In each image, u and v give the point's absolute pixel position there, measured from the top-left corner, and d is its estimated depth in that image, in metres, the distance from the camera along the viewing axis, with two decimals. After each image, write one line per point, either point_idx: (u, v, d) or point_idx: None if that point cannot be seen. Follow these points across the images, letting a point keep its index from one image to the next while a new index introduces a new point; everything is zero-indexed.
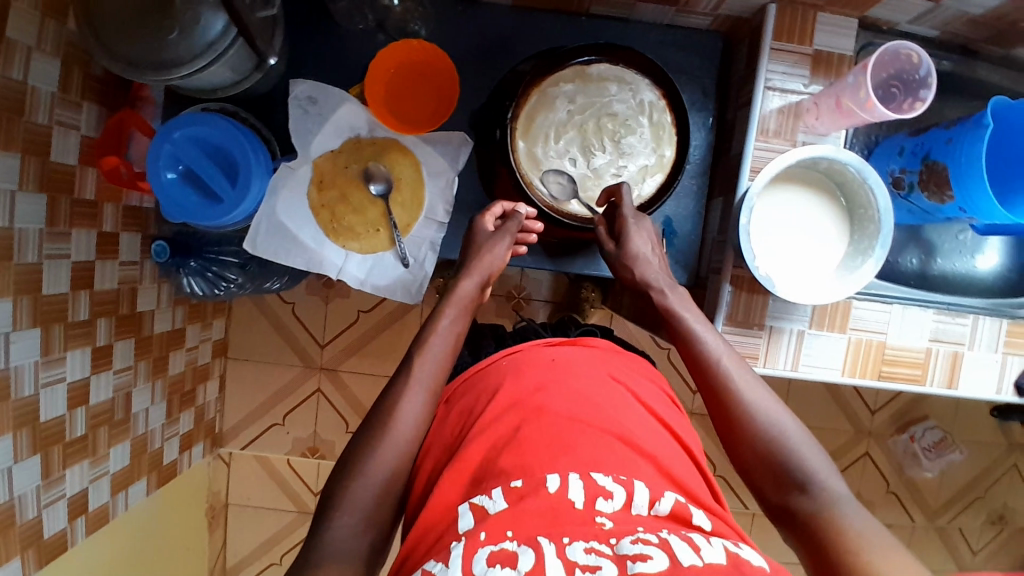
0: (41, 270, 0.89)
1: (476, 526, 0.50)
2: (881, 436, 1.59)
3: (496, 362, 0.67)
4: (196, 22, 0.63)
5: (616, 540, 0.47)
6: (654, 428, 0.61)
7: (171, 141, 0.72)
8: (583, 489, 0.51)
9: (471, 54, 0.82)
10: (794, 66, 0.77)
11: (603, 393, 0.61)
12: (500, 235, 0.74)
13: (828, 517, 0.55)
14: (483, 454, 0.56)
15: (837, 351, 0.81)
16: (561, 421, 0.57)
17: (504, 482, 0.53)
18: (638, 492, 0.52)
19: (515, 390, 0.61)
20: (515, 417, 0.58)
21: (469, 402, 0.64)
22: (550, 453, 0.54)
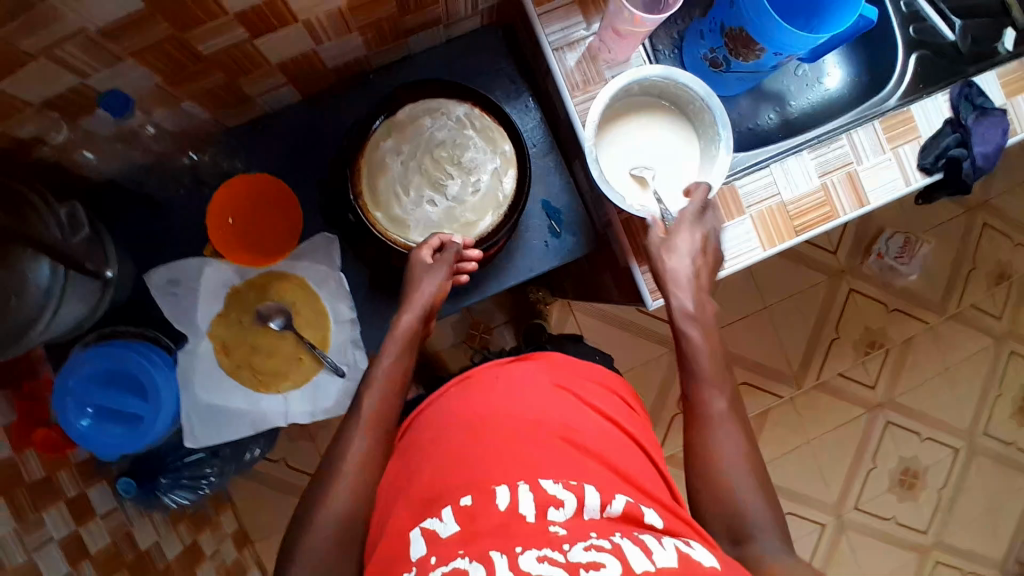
0: (34, 565, 0.84)
1: (428, 551, 0.54)
2: (855, 267, 1.61)
3: (445, 392, 0.74)
4: (25, 279, 0.64)
5: (568, 547, 0.51)
6: (603, 427, 0.69)
7: (71, 392, 0.72)
8: (535, 501, 0.56)
9: (293, 160, 0.83)
10: (567, 18, 0.79)
11: (551, 405, 0.68)
12: (437, 268, 0.73)
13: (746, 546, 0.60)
14: (435, 479, 0.61)
15: (746, 232, 0.83)
16: (518, 437, 0.63)
17: (456, 503, 0.57)
18: (589, 497, 0.58)
19: (467, 416, 0.67)
20: (470, 438, 0.64)
21: (426, 429, 0.69)
22: (500, 469, 0.60)
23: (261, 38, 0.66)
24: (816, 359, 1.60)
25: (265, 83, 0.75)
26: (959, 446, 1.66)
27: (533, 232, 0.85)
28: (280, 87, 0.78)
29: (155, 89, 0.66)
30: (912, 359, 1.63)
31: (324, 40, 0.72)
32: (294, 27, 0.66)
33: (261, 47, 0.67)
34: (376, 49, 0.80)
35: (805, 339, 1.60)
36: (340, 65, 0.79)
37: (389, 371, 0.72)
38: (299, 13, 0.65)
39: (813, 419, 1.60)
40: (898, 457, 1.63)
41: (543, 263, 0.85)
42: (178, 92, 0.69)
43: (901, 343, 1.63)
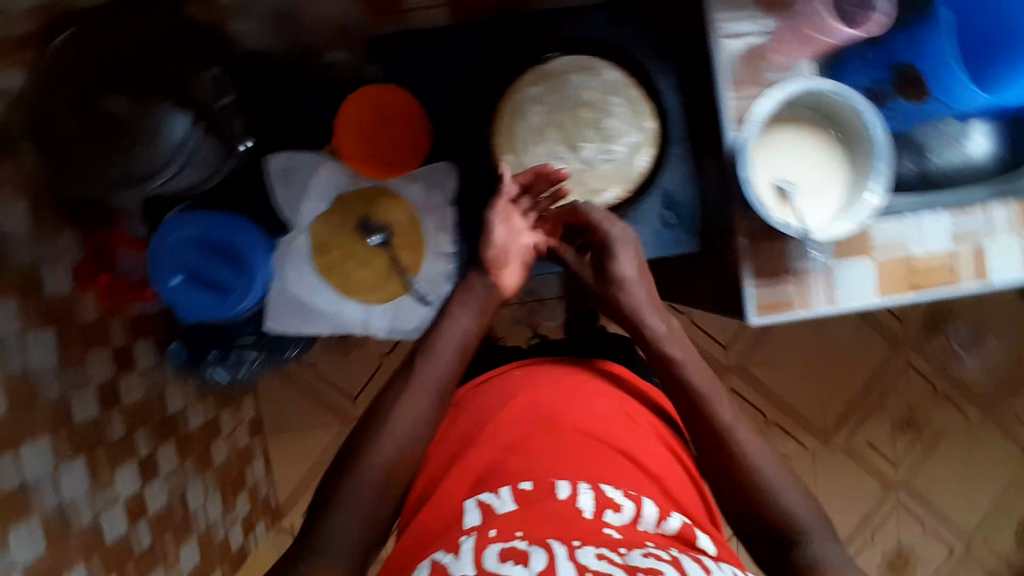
0: (70, 404, 0.89)
1: (484, 522, 0.59)
2: (917, 342, 1.57)
3: (507, 371, 0.76)
4: (161, 127, 0.61)
5: (624, 549, 0.54)
6: (660, 448, 0.70)
7: (167, 247, 0.73)
8: (592, 500, 0.60)
9: (431, 83, 0.81)
10: (746, 9, 0.74)
11: (614, 419, 0.70)
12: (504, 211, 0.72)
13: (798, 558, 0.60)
14: (494, 457, 0.66)
15: (863, 276, 0.80)
16: (578, 438, 0.66)
17: (515, 486, 0.62)
18: (644, 508, 0.61)
19: (525, 404, 0.70)
20: (531, 426, 0.68)
21: (486, 403, 0.72)
22: (558, 463, 0.63)
23: None
24: (848, 419, 1.57)
25: None
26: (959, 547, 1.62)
27: (646, 219, 0.83)
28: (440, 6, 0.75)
29: None
30: (940, 449, 1.60)
31: None
32: None
33: None
34: None
35: (844, 397, 1.56)
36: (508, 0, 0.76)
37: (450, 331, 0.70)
38: None
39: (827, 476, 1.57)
40: (897, 539, 1.60)
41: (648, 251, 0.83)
42: None
43: (935, 430, 1.59)
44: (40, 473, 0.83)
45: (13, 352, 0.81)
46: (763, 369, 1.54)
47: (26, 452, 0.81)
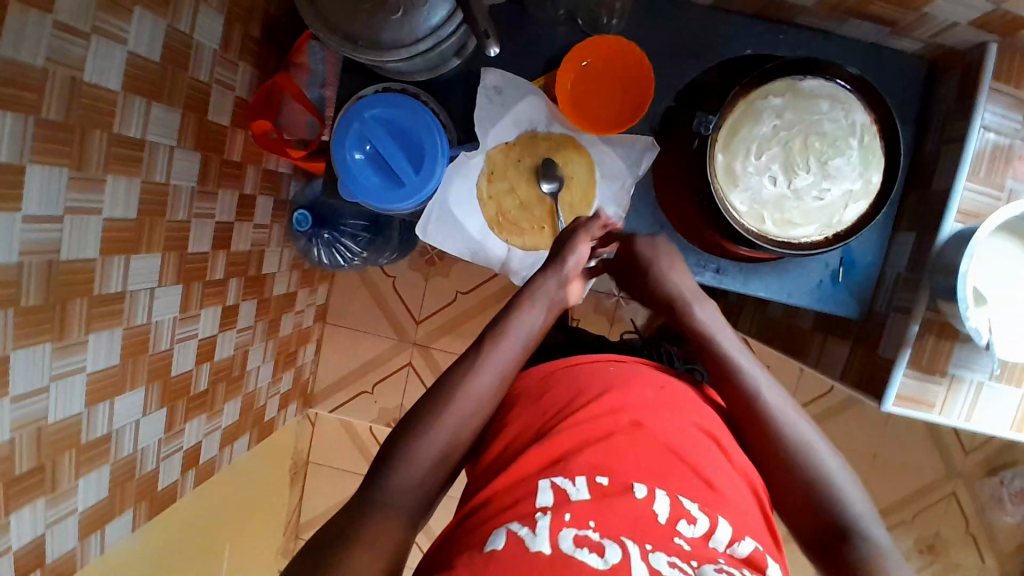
0: (189, 228, 0.85)
1: (556, 505, 0.51)
2: (970, 479, 1.53)
3: (600, 362, 0.68)
4: (422, 5, 0.60)
5: (697, 565, 0.48)
6: (752, 493, 0.58)
7: (360, 121, 0.73)
8: (669, 507, 0.52)
9: (660, 54, 0.78)
10: (1011, 109, 0.71)
11: (706, 437, 0.60)
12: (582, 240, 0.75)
13: None
14: (571, 441, 0.57)
15: (1012, 405, 0.75)
16: (657, 445, 0.57)
17: (590, 475, 0.54)
18: (721, 528, 0.52)
19: (609, 396, 0.61)
20: (609, 422, 0.58)
21: (565, 389, 0.63)
22: (635, 465, 0.55)
23: None
24: None
25: None
26: None
27: (814, 268, 0.80)
28: None
29: None
30: None
31: None
32: None
33: None
34: (823, 9, 0.72)
35: (881, 501, 1.53)
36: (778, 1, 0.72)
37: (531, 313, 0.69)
38: None
39: None
40: None
41: (801, 299, 0.81)
42: None
43: (953, 564, 1.56)
44: (141, 285, 0.76)
45: (161, 160, 0.76)
46: None
47: (137, 262, 0.75)
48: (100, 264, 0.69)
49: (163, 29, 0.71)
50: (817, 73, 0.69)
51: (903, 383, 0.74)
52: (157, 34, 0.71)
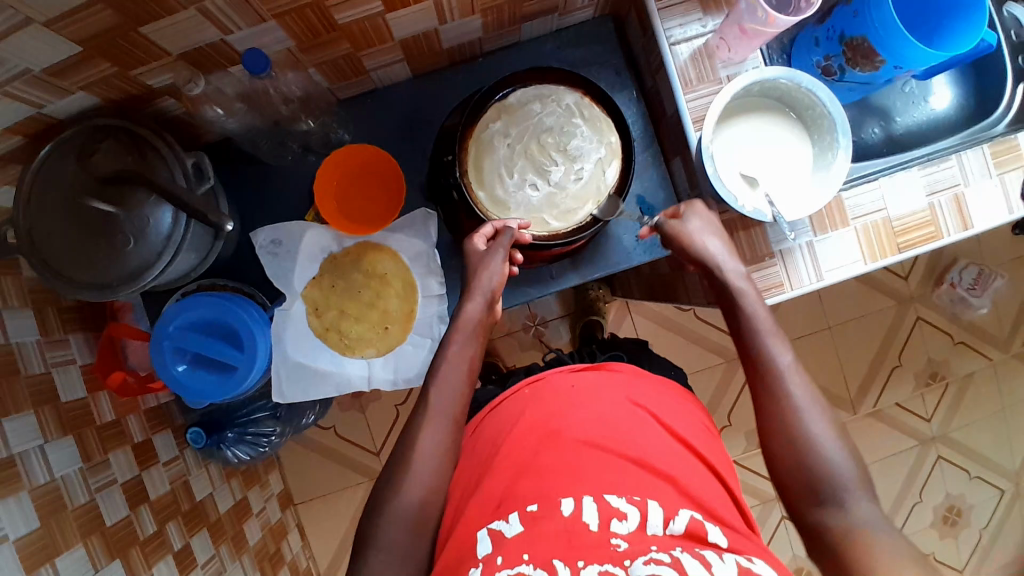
0: (96, 504, 0.90)
1: (494, 550, 0.60)
2: (922, 297, 1.53)
3: (517, 391, 0.77)
4: (147, 225, 0.65)
5: (629, 562, 0.56)
6: (674, 450, 0.69)
7: (169, 337, 0.75)
8: (597, 512, 0.61)
9: (394, 134, 0.85)
10: (686, 15, 0.77)
11: (625, 419, 0.71)
12: (494, 250, 0.73)
13: (855, 536, 0.59)
14: (504, 480, 0.66)
15: (850, 244, 0.79)
16: (584, 450, 0.67)
17: (521, 507, 0.62)
18: (652, 513, 0.61)
19: (537, 420, 0.71)
20: (537, 442, 0.69)
21: (497, 427, 0.73)
22: (567, 480, 0.64)
23: (393, 13, 0.67)
24: (874, 386, 1.53)
25: (382, 58, 0.77)
26: (1005, 489, 1.58)
27: (625, 227, 0.86)
28: (393, 63, 0.79)
29: (286, 54, 0.68)
30: (971, 395, 1.55)
31: (447, 21, 0.73)
32: (424, 5, 0.68)
33: (391, 22, 0.69)
34: (490, 32, 0.80)
35: (865, 362, 1.53)
36: (454, 46, 0.80)
37: (456, 361, 0.72)
38: None
39: (864, 446, 1.53)
40: (945, 494, 1.56)
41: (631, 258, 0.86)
42: (306, 59, 0.70)
43: (962, 378, 1.55)
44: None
45: (37, 463, 0.83)
46: None
47: (64, 562, 0.81)
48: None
49: None
50: (516, 84, 0.76)
51: None
52: None
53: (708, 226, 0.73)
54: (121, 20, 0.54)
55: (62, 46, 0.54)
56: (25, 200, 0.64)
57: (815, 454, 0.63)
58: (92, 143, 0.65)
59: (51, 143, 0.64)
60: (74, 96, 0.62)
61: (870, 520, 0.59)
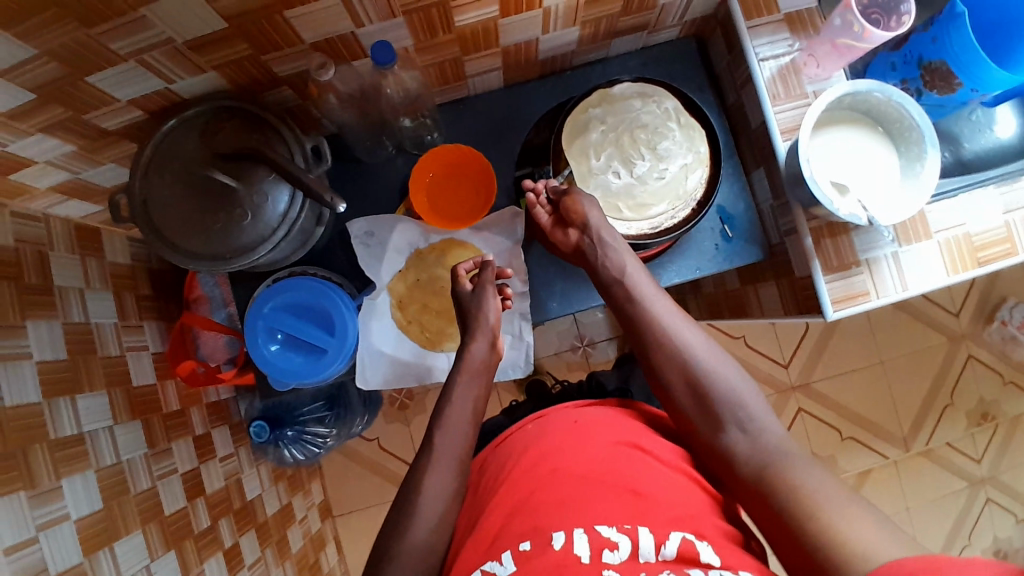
0: (157, 491, 0.89)
1: None
2: (973, 334, 1.52)
3: (522, 426, 0.76)
4: (265, 201, 0.68)
5: None
6: (675, 482, 0.67)
7: (263, 316, 0.76)
8: (589, 543, 0.59)
9: (483, 139, 0.89)
10: (774, 35, 0.80)
11: (620, 456, 0.68)
12: (483, 288, 0.79)
13: (779, 472, 0.63)
14: (501, 517, 0.65)
15: (931, 257, 0.80)
16: (575, 481, 0.65)
17: (515, 545, 0.60)
18: (642, 538, 0.59)
19: (534, 455, 0.70)
20: (533, 479, 0.67)
21: (499, 465, 0.72)
22: (559, 512, 0.62)
23: (506, 17, 0.71)
24: (925, 423, 1.51)
25: (483, 64, 0.80)
26: None
27: (704, 236, 0.87)
28: (491, 71, 0.83)
29: (404, 52, 0.71)
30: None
31: (550, 30, 0.77)
32: (534, 11, 0.72)
33: (502, 26, 0.73)
34: (584, 45, 0.84)
35: (917, 399, 1.51)
36: (548, 58, 0.84)
37: (463, 399, 0.76)
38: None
39: (914, 486, 1.50)
40: (998, 540, 1.51)
41: (710, 266, 0.87)
42: (418, 58, 0.73)
43: (1012, 419, 1.52)
44: (137, 565, 0.81)
45: (105, 443, 0.83)
46: (828, 385, 1.49)
47: (122, 547, 0.80)
48: (90, 563, 0.75)
49: (57, 324, 0.79)
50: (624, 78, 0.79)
51: (830, 289, 0.78)
52: (53, 332, 0.79)
53: (590, 203, 0.78)
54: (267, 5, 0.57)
55: (210, 24, 0.58)
56: (150, 167, 0.67)
57: (721, 406, 0.69)
58: (216, 121, 0.69)
59: (178, 118, 0.68)
60: (205, 75, 0.66)
61: (777, 453, 0.65)
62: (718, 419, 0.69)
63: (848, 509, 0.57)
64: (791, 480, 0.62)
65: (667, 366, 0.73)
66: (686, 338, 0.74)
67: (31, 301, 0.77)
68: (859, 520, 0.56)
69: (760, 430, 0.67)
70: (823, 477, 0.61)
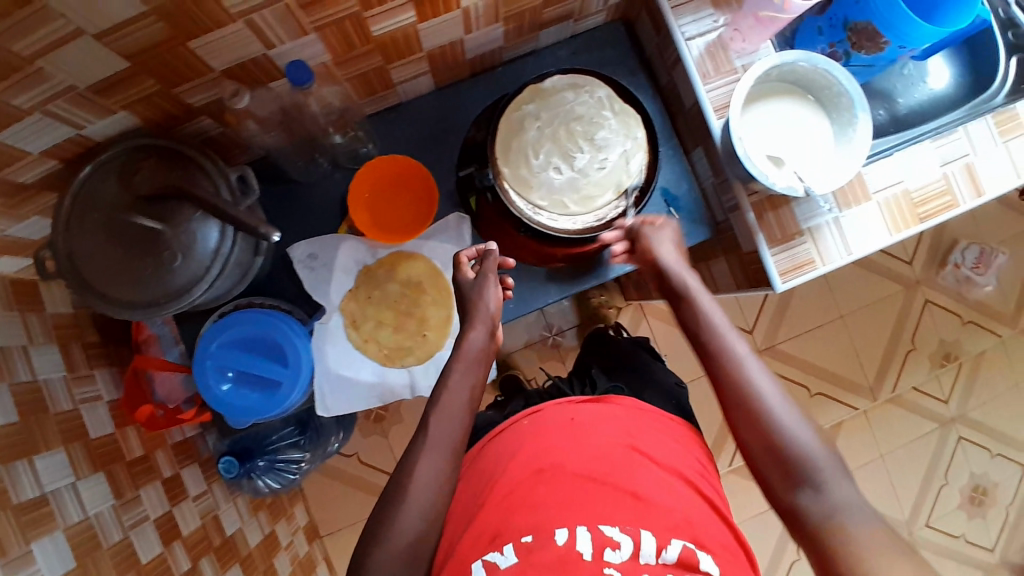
0: (131, 542, 0.87)
1: None
2: (929, 279, 1.56)
3: (516, 422, 0.76)
4: (195, 240, 0.65)
5: None
6: (673, 482, 0.68)
7: (211, 356, 0.74)
8: (591, 541, 0.61)
9: (420, 145, 0.87)
10: (698, 12, 0.79)
11: (621, 458, 0.68)
12: (483, 278, 0.75)
13: (836, 523, 0.58)
14: (499, 512, 0.65)
15: (873, 218, 0.82)
16: (576, 481, 0.66)
17: (516, 538, 0.62)
18: (644, 542, 0.61)
19: (535, 452, 0.70)
20: (534, 476, 0.67)
21: (495, 457, 0.72)
22: (560, 511, 0.63)
23: (424, 22, 0.69)
24: (891, 371, 1.55)
25: (409, 70, 0.78)
26: None
27: (652, 220, 0.88)
28: (419, 76, 0.81)
29: (320, 69, 0.69)
30: (984, 374, 1.57)
31: (472, 29, 0.75)
32: (453, 13, 0.70)
33: (422, 31, 0.70)
34: (510, 40, 0.82)
35: (879, 349, 1.55)
36: (476, 56, 0.82)
37: (459, 388, 0.70)
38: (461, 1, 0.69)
39: (886, 432, 1.54)
40: (970, 474, 1.57)
41: None
42: (339, 73, 0.71)
43: (974, 357, 1.57)
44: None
45: (70, 501, 0.80)
46: (794, 346, 1.52)
47: None
48: None
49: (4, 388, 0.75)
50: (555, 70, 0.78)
51: (777, 261, 0.79)
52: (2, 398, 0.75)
53: (668, 239, 0.76)
54: (168, 38, 0.54)
55: (109, 65, 0.55)
56: (68, 218, 0.64)
57: (785, 446, 0.63)
58: (133, 162, 0.65)
59: (93, 162, 0.65)
60: (115, 116, 0.62)
61: (838, 493, 0.60)
62: (782, 460, 0.63)
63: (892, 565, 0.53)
64: (849, 532, 0.57)
65: (744, 425, 0.66)
66: (751, 367, 0.67)
67: None
68: (904, 570, 0.53)
69: (826, 477, 0.61)
70: (879, 526, 0.57)
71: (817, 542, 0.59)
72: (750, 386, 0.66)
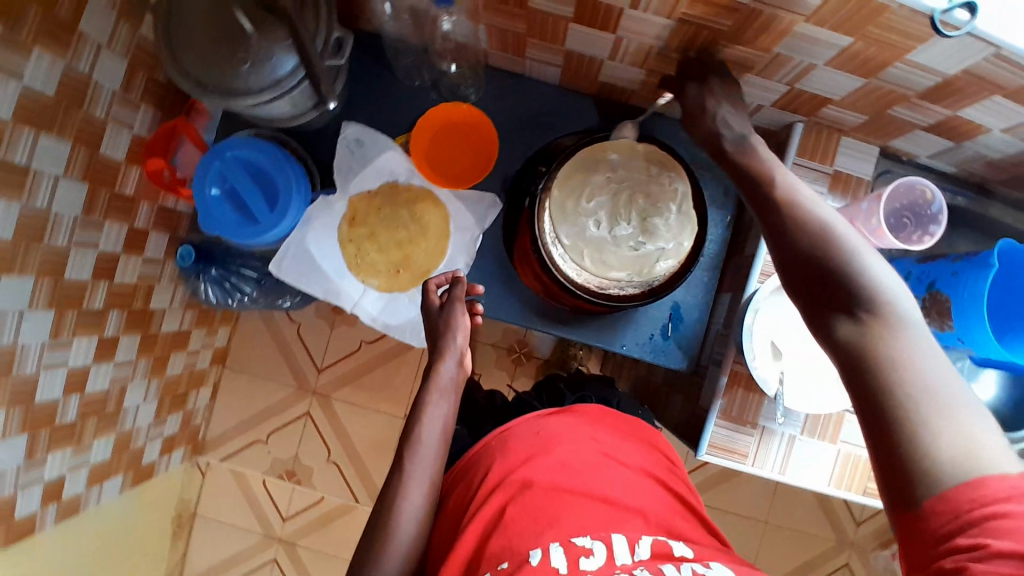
0: (68, 255, 0.89)
1: None
2: (863, 550, 1.45)
3: (487, 443, 0.75)
4: (267, 59, 0.68)
5: None
6: (632, 482, 0.69)
7: (221, 160, 0.77)
8: (564, 554, 0.59)
9: (512, 120, 0.88)
10: (812, 182, 0.81)
11: (590, 467, 0.69)
12: (452, 305, 0.75)
13: (881, 348, 0.50)
14: (474, 536, 0.64)
15: (825, 461, 0.78)
16: (548, 490, 0.65)
17: (493, 566, 0.60)
18: (617, 545, 0.60)
19: (507, 465, 0.69)
20: (503, 494, 0.66)
21: (464, 487, 0.72)
22: (537, 527, 0.62)
23: (577, 25, 0.70)
24: None
25: (544, 54, 0.79)
26: None
27: (647, 322, 0.88)
28: (550, 64, 0.82)
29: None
30: None
31: (616, 59, 0.76)
32: (605, 35, 0.71)
33: (571, 30, 0.72)
34: (645, 91, 0.83)
35: (778, 569, 1.44)
36: (608, 83, 0.83)
37: (432, 421, 0.71)
38: (620, 29, 0.69)
39: None
40: None
41: (635, 351, 0.88)
42: (483, 14, 0.72)
43: None
44: (11, 306, 0.81)
45: (44, 187, 0.82)
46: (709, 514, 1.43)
47: (9, 284, 0.80)
48: None
49: (60, 67, 0.79)
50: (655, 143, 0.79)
51: (715, 431, 0.78)
52: (54, 73, 0.79)
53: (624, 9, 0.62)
54: None
55: None
56: None
57: (853, 280, 0.53)
58: None
59: None
60: None
61: (899, 333, 0.51)
62: (837, 292, 0.53)
63: (956, 417, 0.47)
64: (905, 380, 0.49)
65: (790, 255, 0.57)
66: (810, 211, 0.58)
67: (50, 29, 0.77)
68: (960, 436, 0.46)
69: (891, 310, 0.51)
70: (944, 375, 0.49)
71: (857, 376, 0.52)
72: (814, 228, 0.56)
